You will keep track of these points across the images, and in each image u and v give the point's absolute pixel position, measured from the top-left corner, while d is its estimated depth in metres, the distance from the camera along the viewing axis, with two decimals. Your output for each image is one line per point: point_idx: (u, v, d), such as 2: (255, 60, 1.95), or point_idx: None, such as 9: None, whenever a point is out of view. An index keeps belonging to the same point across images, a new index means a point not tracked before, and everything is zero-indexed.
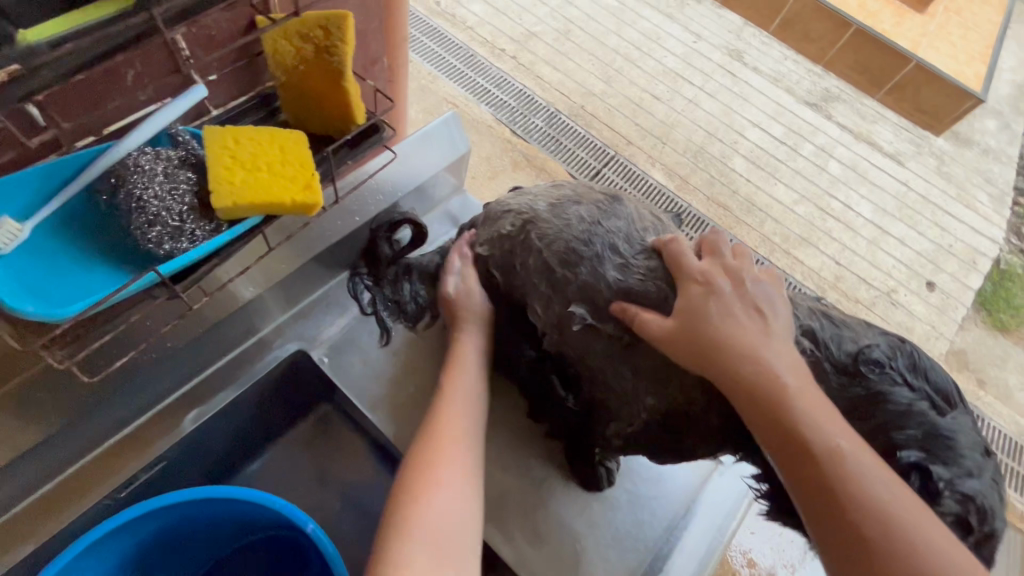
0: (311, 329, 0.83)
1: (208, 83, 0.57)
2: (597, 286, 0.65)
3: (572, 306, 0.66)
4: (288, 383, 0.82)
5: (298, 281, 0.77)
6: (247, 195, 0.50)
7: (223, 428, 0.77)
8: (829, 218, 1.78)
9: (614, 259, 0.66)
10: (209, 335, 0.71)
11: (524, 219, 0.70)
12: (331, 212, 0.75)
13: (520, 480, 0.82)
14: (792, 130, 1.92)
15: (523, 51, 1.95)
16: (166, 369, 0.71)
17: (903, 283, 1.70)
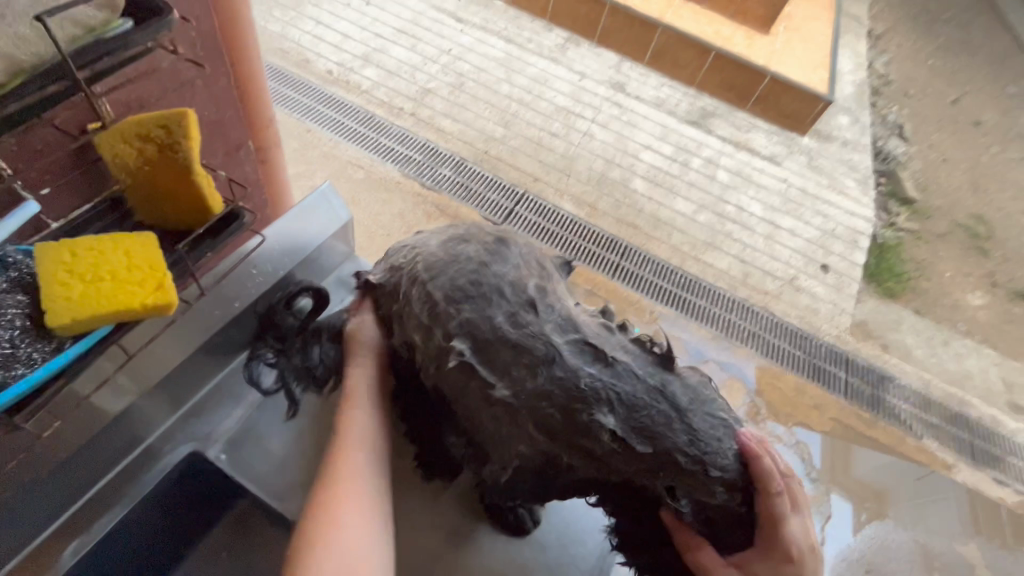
0: (204, 428, 0.80)
1: (41, 197, 0.55)
2: (482, 325, 0.65)
3: (455, 343, 0.65)
4: (187, 490, 0.76)
5: (182, 380, 0.73)
6: (88, 307, 0.49)
7: (116, 552, 0.70)
8: (727, 221, 1.93)
9: (502, 304, 0.65)
10: (82, 455, 0.65)
11: (416, 254, 0.71)
12: (207, 302, 0.72)
13: (451, 541, 0.81)
14: (680, 148, 2.09)
15: (421, 107, 2.01)
16: (32, 503, 0.64)
17: (802, 269, 1.86)
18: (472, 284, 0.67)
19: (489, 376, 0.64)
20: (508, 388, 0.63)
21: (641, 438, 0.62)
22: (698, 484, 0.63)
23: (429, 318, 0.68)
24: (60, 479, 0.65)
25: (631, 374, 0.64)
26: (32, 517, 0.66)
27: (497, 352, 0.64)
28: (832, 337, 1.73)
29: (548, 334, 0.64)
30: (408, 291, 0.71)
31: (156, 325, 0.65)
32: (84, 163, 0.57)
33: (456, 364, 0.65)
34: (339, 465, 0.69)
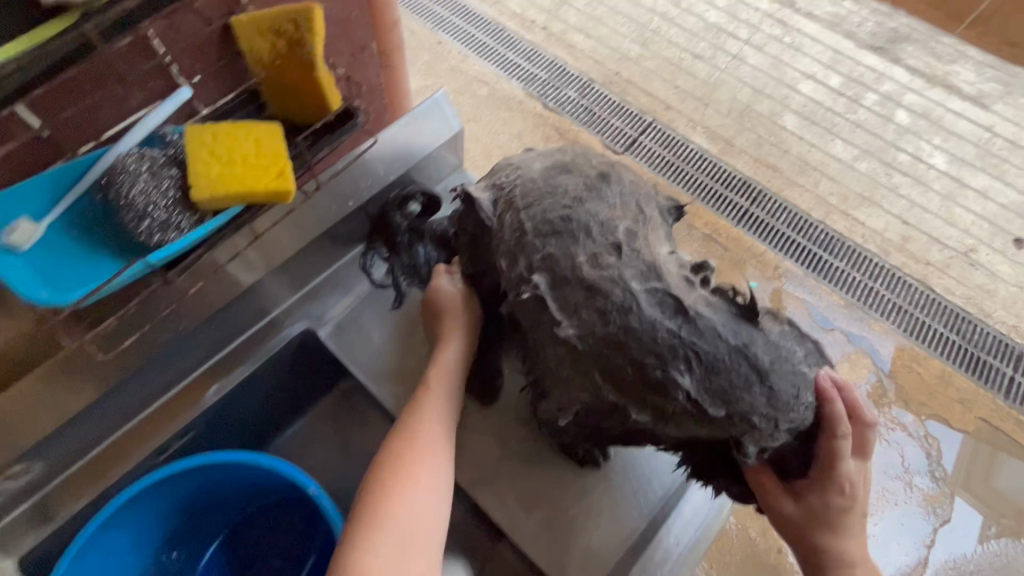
0: (318, 309, 0.86)
1: (194, 84, 0.63)
2: (563, 257, 0.60)
3: (533, 277, 0.60)
4: (303, 360, 0.87)
5: (301, 264, 0.81)
6: (223, 186, 0.58)
7: (246, 400, 0.84)
8: (895, 172, 1.62)
9: (588, 245, 0.60)
10: (221, 314, 0.77)
11: (516, 176, 0.66)
12: (325, 197, 0.78)
13: (520, 452, 0.84)
14: (851, 79, 1.75)
15: (554, 20, 1.89)
16: (182, 351, 0.77)
17: (985, 241, 1.53)
18: (561, 218, 0.61)
19: (557, 314, 0.60)
20: (575, 328, 0.59)
21: (715, 402, 0.57)
22: (760, 438, 0.58)
23: (516, 247, 0.63)
24: (201, 331, 0.77)
25: (714, 332, 0.57)
26: (185, 362, 0.79)
27: (568, 289, 0.60)
28: (1005, 327, 1.43)
29: (626, 280, 0.58)
30: (502, 217, 0.66)
31: (280, 211, 0.74)
32: (228, 55, 0.63)
33: (529, 296, 0.60)
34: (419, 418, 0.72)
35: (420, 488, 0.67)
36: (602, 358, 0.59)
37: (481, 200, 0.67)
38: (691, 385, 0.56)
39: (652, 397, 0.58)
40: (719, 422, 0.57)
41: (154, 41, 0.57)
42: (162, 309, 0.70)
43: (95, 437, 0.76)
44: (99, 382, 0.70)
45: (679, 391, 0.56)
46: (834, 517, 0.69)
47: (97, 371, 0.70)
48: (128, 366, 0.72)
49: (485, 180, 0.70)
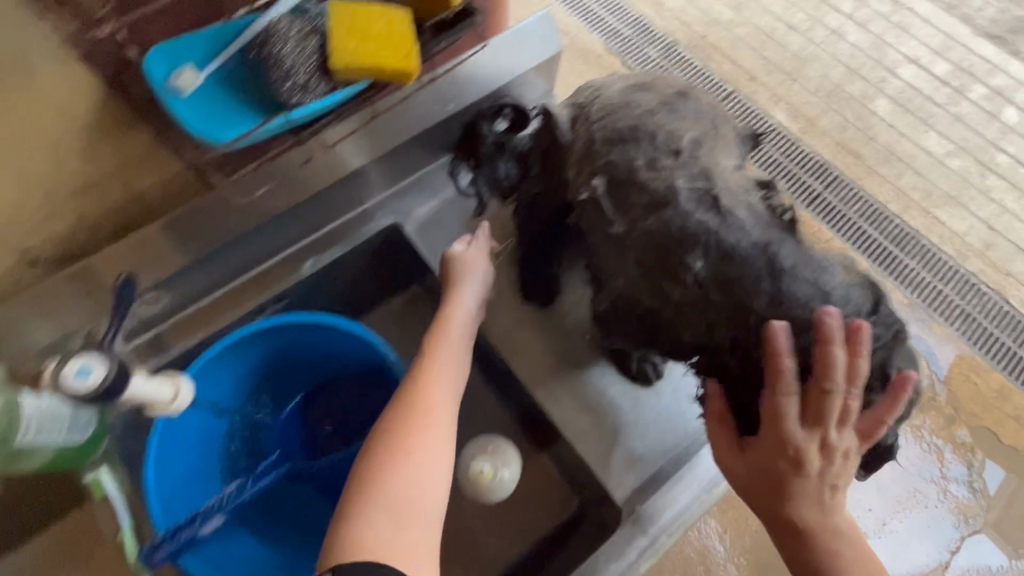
0: (404, 206, 0.80)
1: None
2: (626, 162, 0.52)
3: (593, 180, 0.53)
4: (380, 259, 0.79)
5: (403, 163, 0.78)
6: (360, 59, 0.53)
7: (323, 290, 0.78)
8: (991, 174, 1.35)
9: (650, 149, 0.51)
10: (320, 202, 0.72)
11: (596, 91, 0.58)
12: (425, 96, 0.74)
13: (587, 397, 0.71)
14: (960, 68, 1.47)
15: None
16: (206, 227, 0.64)
17: None
18: (631, 125, 0.53)
19: (608, 211, 0.52)
20: (618, 225, 0.52)
21: (722, 291, 0.49)
22: (796, 359, 0.50)
23: (584, 158, 0.55)
24: (305, 212, 0.72)
25: (742, 226, 0.50)
26: (252, 230, 0.68)
27: (628, 194, 0.52)
28: None
29: (671, 175, 0.50)
30: (576, 131, 0.58)
31: (367, 113, 0.70)
32: None
33: (586, 200, 0.54)
34: (428, 380, 0.59)
35: (434, 457, 0.55)
36: (658, 253, 0.50)
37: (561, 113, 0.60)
38: (705, 271, 0.49)
39: (675, 290, 0.51)
40: (733, 329, 0.50)
41: None
42: (261, 185, 0.65)
43: (199, 292, 0.71)
44: (214, 237, 0.65)
45: (695, 280, 0.50)
46: (777, 494, 0.56)
47: (195, 227, 0.64)
48: (226, 225, 0.65)
49: (572, 97, 0.63)
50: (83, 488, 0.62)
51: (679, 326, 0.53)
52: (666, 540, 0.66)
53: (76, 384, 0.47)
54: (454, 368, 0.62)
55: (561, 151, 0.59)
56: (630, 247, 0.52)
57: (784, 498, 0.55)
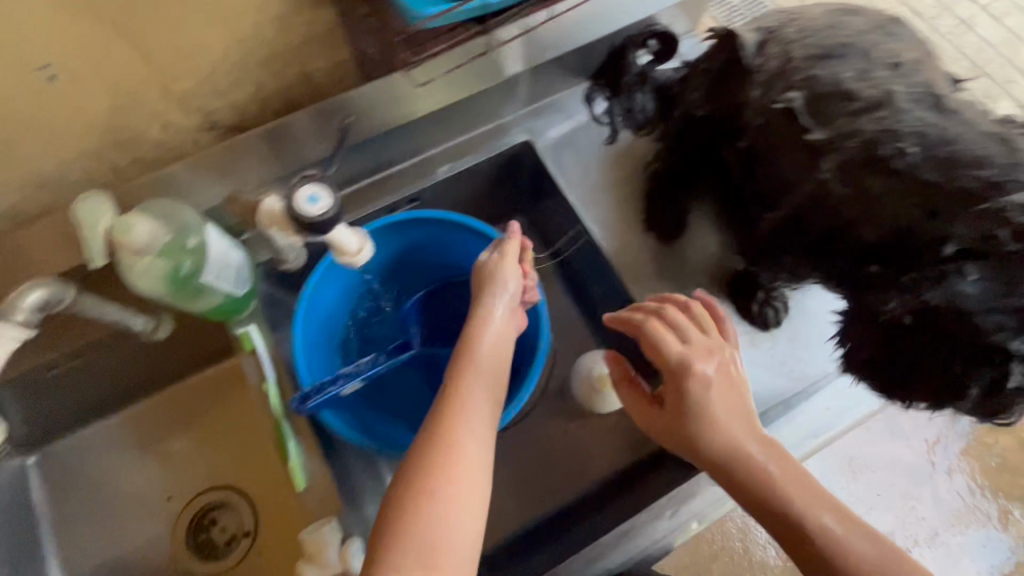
0: (542, 125, 0.80)
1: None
2: (829, 78, 0.55)
3: (789, 92, 0.56)
4: (506, 172, 0.82)
5: (545, 78, 0.77)
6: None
7: (450, 195, 0.81)
8: None
9: (858, 63, 0.55)
10: (467, 105, 0.73)
11: (792, 17, 0.61)
12: (588, 11, 0.70)
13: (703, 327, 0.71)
14: None
15: None
16: (382, 111, 0.67)
17: None
18: (836, 44, 0.57)
19: (805, 123, 0.55)
20: (824, 133, 0.54)
21: (937, 171, 0.49)
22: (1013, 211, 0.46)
23: (774, 76, 0.58)
24: (456, 113, 0.73)
25: (968, 123, 0.51)
26: (418, 121, 0.71)
27: (826, 104, 0.55)
28: None
29: (889, 82, 0.53)
30: (766, 54, 0.60)
31: None
32: None
33: (780, 111, 0.56)
34: (460, 416, 0.51)
35: (474, 491, 0.48)
36: (864, 146, 0.52)
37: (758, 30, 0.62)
38: (918, 154, 0.50)
39: (871, 181, 0.52)
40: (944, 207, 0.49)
41: None
42: (447, 68, 0.66)
43: (353, 175, 0.74)
44: (390, 116, 0.68)
45: (903, 166, 0.50)
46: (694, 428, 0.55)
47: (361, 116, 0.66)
48: (392, 115, 0.67)
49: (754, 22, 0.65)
50: (233, 339, 0.68)
51: (892, 217, 0.51)
52: None
53: (304, 212, 0.44)
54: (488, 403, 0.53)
55: (744, 72, 0.61)
56: (825, 154, 0.54)
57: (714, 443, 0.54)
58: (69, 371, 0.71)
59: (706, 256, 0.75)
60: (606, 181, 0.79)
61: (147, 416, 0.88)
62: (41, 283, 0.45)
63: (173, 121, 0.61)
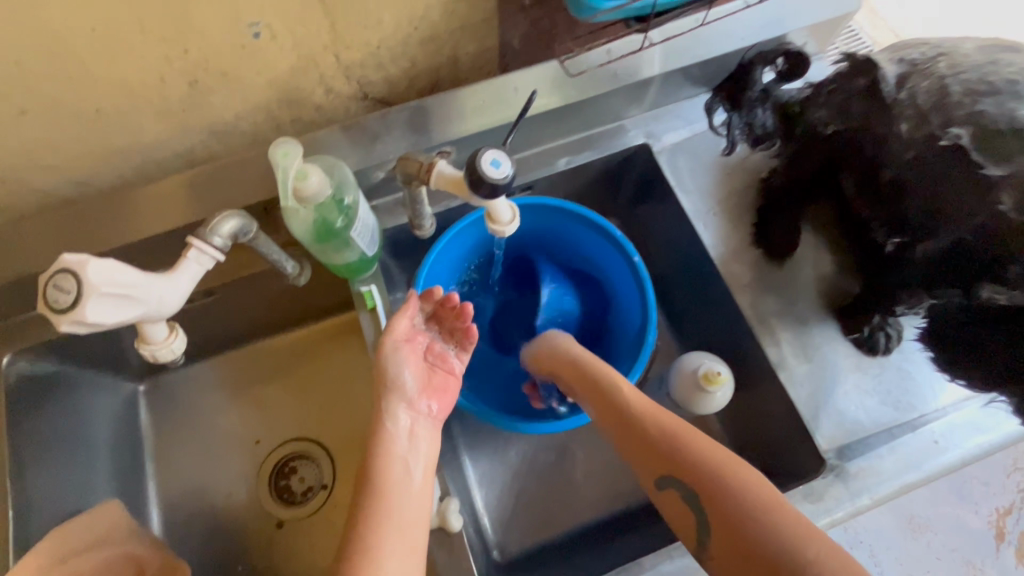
0: (660, 129, 0.82)
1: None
2: (997, 115, 0.54)
3: (953, 129, 0.55)
4: (617, 171, 0.85)
5: (673, 83, 0.78)
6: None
7: (561, 186, 0.84)
8: None
9: None
10: (596, 102, 0.75)
11: (940, 51, 0.61)
12: (717, 27, 0.74)
13: (802, 342, 0.71)
14: None
15: None
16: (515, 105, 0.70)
17: None
18: (1003, 81, 0.55)
19: (977, 159, 0.53)
20: (1003, 170, 0.52)
21: None
22: None
23: (929, 109, 0.58)
24: (580, 111, 0.76)
25: None
26: (545, 114, 0.73)
27: (1001, 142, 0.53)
28: None
29: None
30: (907, 90, 0.60)
31: (691, 22, 0.72)
32: None
33: (945, 148, 0.55)
34: (375, 544, 0.52)
35: None
36: None
37: (910, 60, 0.62)
38: None
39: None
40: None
41: None
42: (581, 69, 0.70)
43: None
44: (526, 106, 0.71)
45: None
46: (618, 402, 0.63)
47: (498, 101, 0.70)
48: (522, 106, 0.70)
49: (888, 51, 0.66)
50: (353, 296, 0.72)
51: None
52: (865, 501, 0.64)
53: (487, 172, 0.45)
54: (404, 523, 0.54)
55: (886, 108, 0.61)
56: (1003, 190, 0.51)
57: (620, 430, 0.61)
58: (201, 306, 0.78)
59: (814, 274, 0.75)
60: (721, 191, 0.80)
61: (249, 361, 0.94)
62: (235, 214, 0.52)
63: (336, 87, 0.67)
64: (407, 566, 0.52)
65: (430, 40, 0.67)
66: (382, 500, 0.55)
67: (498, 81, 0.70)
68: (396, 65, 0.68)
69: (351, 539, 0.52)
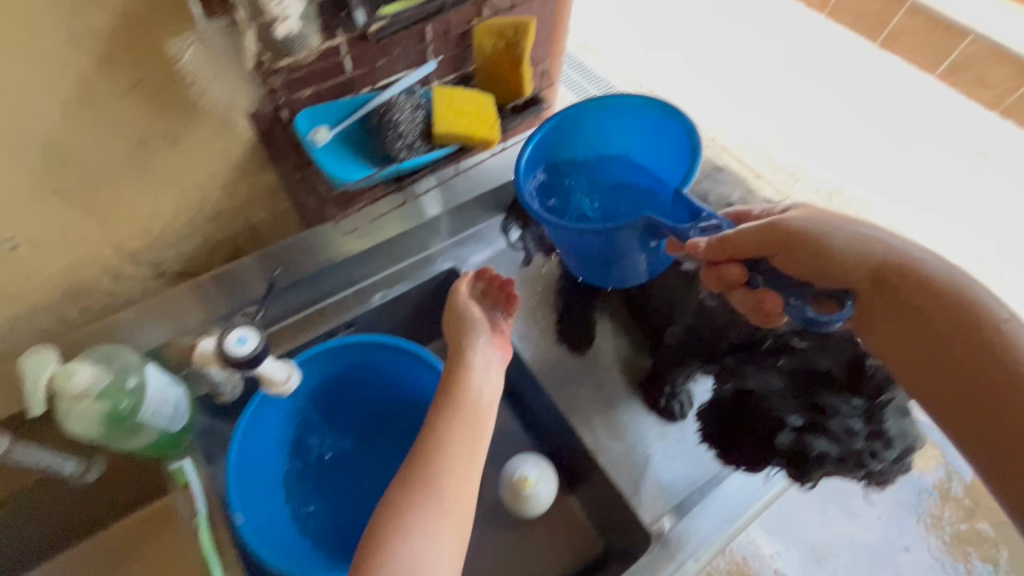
0: (464, 254, 0.92)
1: (438, 61, 0.75)
2: (682, 221, 0.70)
3: (658, 235, 0.72)
4: (437, 296, 0.92)
5: (465, 215, 0.89)
6: (460, 127, 0.68)
7: (387, 318, 0.89)
8: None
9: (702, 207, 0.71)
10: (396, 243, 0.83)
11: None
12: (489, 166, 0.88)
13: (613, 423, 0.78)
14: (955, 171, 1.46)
15: None
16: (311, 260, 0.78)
17: None
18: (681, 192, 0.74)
19: (678, 257, 0.70)
20: (696, 264, 0.68)
21: (771, 282, 0.64)
22: (801, 315, 0.66)
23: (644, 221, 0.75)
24: (385, 251, 0.83)
25: (791, 247, 0.68)
26: (351, 258, 0.81)
27: (685, 237, 0.71)
28: None
29: (731, 222, 0.70)
30: (631, 205, 0.80)
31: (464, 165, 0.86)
32: (460, 47, 0.76)
33: (655, 249, 0.71)
34: (440, 471, 0.55)
35: (427, 541, 0.51)
36: (722, 269, 0.67)
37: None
38: (761, 271, 0.64)
39: (736, 301, 0.68)
40: (789, 315, 0.67)
41: (428, 31, 0.70)
42: (379, 216, 0.80)
43: (293, 307, 0.82)
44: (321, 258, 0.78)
45: (752, 284, 0.66)
46: (891, 279, 0.59)
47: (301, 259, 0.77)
48: (321, 260, 0.77)
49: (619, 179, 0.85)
50: (166, 476, 0.69)
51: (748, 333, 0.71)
52: (693, 565, 0.69)
53: (233, 350, 0.55)
54: (458, 494, 0.54)
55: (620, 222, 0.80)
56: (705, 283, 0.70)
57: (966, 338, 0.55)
58: None
59: (616, 360, 0.84)
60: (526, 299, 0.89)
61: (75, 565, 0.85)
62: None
63: (124, 273, 0.69)
64: (457, 525, 0.53)
65: (219, 218, 0.72)
66: (447, 445, 0.57)
67: (292, 241, 0.76)
68: (188, 243, 0.72)
69: (407, 473, 0.55)
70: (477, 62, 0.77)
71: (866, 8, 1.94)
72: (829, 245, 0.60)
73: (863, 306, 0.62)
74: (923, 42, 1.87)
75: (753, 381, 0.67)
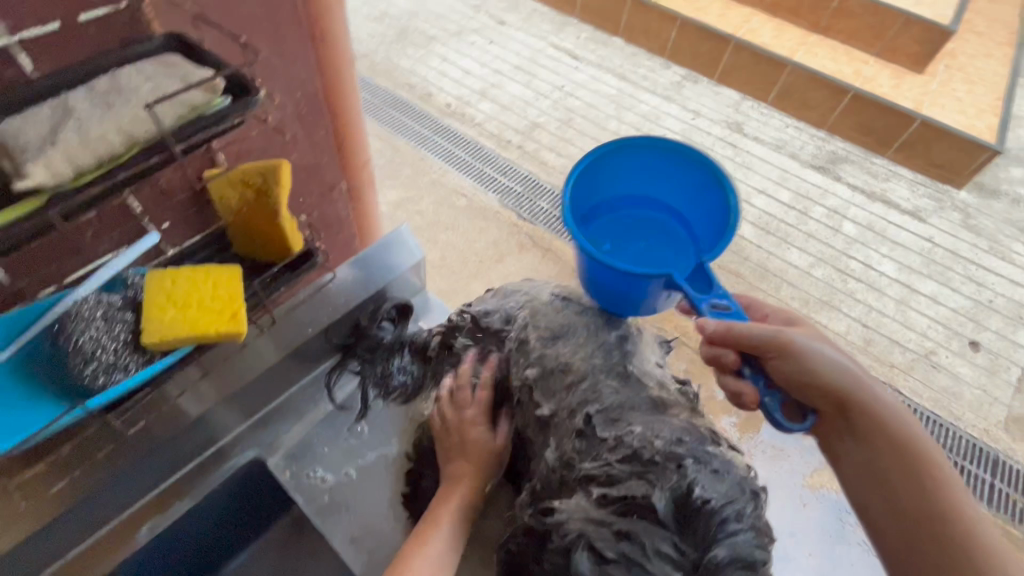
0: (275, 434, 0.75)
1: (164, 229, 0.58)
2: (541, 353, 0.60)
3: (526, 368, 0.61)
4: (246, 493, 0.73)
5: (261, 389, 0.71)
6: (179, 328, 0.50)
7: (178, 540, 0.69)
8: (851, 280, 1.34)
9: (570, 338, 0.60)
10: (162, 453, 0.64)
11: (523, 296, 0.65)
12: (286, 322, 0.71)
13: None
14: (800, 194, 1.48)
15: (492, 119, 1.53)
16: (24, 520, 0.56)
17: (941, 343, 1.27)
18: (559, 325, 0.61)
19: (536, 397, 0.60)
20: (548, 408, 0.59)
21: (606, 423, 0.56)
22: (625, 434, 0.54)
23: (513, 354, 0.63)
24: (146, 470, 0.64)
25: (647, 395, 0.58)
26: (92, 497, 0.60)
27: (549, 378, 0.60)
28: (975, 431, 1.16)
29: (586, 355, 0.60)
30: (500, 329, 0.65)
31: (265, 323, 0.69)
32: (200, 203, 0.59)
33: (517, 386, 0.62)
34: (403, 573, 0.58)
35: None
36: (568, 411, 0.58)
37: (492, 321, 0.65)
38: (598, 418, 0.56)
39: (571, 447, 0.56)
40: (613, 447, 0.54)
41: (131, 199, 0.53)
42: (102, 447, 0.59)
43: None
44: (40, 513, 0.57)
45: (584, 424, 0.56)
46: (856, 412, 0.50)
47: (17, 514, 0.56)
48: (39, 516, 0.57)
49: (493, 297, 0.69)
50: None
51: (576, 463, 0.55)
52: None
53: None
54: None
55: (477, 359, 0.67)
56: (550, 430, 0.59)
57: (905, 443, 0.50)
58: None
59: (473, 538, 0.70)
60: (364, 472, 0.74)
61: None
62: None
63: None
64: None
65: None
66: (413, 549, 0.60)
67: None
68: None
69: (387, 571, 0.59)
70: (228, 216, 0.59)
71: (698, 49, 1.72)
72: (811, 363, 0.50)
73: (822, 429, 0.53)
74: (752, 74, 1.69)
75: (564, 511, 0.52)
